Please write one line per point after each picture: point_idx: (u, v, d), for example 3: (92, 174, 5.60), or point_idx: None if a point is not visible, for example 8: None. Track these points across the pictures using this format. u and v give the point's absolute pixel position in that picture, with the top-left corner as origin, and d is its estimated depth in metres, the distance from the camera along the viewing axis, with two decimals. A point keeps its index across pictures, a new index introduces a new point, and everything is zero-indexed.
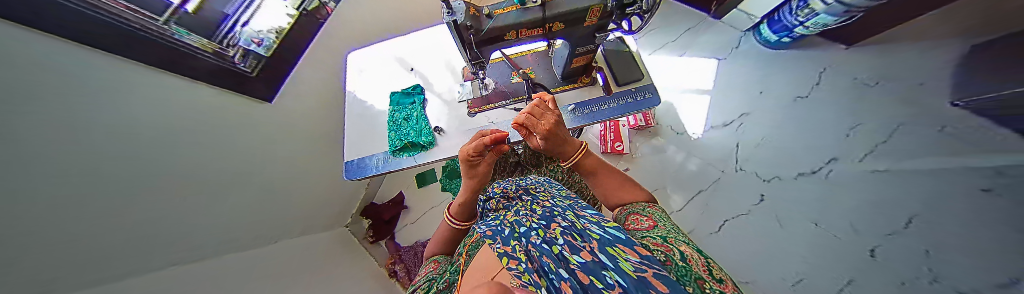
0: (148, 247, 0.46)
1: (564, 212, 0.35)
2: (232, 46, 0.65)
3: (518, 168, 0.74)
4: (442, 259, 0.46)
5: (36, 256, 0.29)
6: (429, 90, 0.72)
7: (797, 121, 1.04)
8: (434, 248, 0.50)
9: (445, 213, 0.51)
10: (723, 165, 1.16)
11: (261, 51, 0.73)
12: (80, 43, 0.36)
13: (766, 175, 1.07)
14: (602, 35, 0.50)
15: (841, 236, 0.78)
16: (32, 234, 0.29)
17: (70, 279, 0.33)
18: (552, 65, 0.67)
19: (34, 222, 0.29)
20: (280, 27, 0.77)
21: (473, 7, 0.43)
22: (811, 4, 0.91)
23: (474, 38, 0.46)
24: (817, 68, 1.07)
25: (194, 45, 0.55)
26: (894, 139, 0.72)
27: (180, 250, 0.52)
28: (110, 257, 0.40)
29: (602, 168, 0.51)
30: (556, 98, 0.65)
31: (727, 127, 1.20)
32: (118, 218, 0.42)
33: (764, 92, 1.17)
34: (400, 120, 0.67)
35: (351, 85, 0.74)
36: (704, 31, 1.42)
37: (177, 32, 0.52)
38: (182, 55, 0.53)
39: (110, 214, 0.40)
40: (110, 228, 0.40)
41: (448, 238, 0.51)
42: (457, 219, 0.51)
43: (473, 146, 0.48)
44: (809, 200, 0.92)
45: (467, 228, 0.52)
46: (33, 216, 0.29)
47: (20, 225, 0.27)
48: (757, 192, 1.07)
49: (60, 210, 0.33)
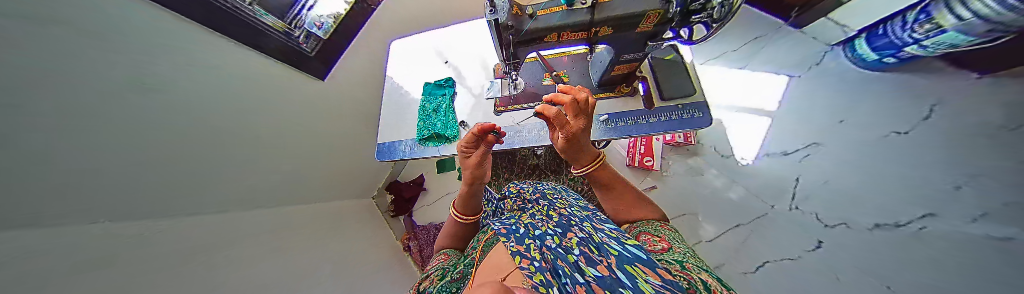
0: (200, 196, 0.53)
1: (581, 223, 0.33)
2: (299, 27, 0.73)
3: (536, 171, 0.74)
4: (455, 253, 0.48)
5: (99, 192, 0.35)
6: (460, 83, 0.73)
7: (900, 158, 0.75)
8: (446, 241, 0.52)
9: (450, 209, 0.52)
10: (775, 200, 0.99)
11: (321, 33, 0.82)
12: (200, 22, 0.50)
13: (830, 220, 0.84)
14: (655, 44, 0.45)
15: None
16: (102, 172, 0.35)
17: (134, 217, 0.39)
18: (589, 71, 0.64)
19: (104, 165, 0.35)
20: (337, 13, 0.85)
21: (517, 5, 0.41)
22: (935, 18, 0.69)
23: (512, 38, 0.45)
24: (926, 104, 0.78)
25: (268, 24, 0.65)
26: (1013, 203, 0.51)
27: (228, 197, 0.61)
28: (174, 198, 0.47)
29: (611, 182, 0.48)
30: None
31: (790, 156, 1.02)
32: (189, 169, 0.50)
33: (844, 122, 0.93)
34: (430, 111, 0.70)
35: (392, 72, 0.79)
36: (773, 42, 1.23)
37: (258, 12, 0.62)
38: (258, 32, 0.64)
39: (180, 166, 0.48)
40: (173, 173, 0.46)
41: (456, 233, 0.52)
42: (460, 214, 0.51)
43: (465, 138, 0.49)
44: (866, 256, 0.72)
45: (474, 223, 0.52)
46: (104, 159, 0.35)
47: (85, 162, 0.32)
48: (813, 238, 0.86)
49: (130, 159, 0.39)
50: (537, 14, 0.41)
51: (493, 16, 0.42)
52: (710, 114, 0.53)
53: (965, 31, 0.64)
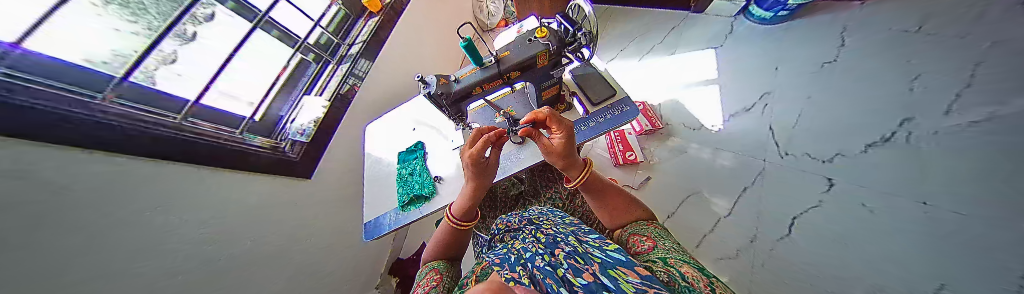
0: None
1: (566, 238, 0.33)
2: (283, 139, 0.81)
3: (521, 201, 0.70)
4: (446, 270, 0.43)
5: None
6: (430, 143, 0.80)
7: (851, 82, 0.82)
8: (437, 253, 0.48)
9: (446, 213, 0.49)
10: (762, 153, 0.94)
11: (302, 137, 0.86)
12: (208, 165, 0.56)
13: (824, 155, 0.77)
14: (558, 71, 0.54)
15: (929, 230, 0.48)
16: None
17: None
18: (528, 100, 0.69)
19: None
20: (315, 117, 0.91)
21: (442, 78, 0.51)
22: None
23: (446, 101, 0.53)
24: (840, 42, 0.94)
25: (257, 144, 0.72)
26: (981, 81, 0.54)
27: None
28: None
29: (595, 189, 0.48)
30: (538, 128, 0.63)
31: (751, 111, 1.03)
32: None
33: (780, 68, 1.05)
34: (407, 175, 0.74)
35: (373, 149, 0.85)
36: (686, 28, 1.44)
37: (248, 137, 0.71)
38: (252, 155, 0.68)
39: None
40: None
41: (450, 243, 0.49)
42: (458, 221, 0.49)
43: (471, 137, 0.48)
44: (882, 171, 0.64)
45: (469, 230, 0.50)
46: None
47: None
48: (822, 176, 0.75)
49: None
50: (458, 78, 0.52)
51: (424, 89, 0.50)
52: (635, 104, 0.60)
53: None
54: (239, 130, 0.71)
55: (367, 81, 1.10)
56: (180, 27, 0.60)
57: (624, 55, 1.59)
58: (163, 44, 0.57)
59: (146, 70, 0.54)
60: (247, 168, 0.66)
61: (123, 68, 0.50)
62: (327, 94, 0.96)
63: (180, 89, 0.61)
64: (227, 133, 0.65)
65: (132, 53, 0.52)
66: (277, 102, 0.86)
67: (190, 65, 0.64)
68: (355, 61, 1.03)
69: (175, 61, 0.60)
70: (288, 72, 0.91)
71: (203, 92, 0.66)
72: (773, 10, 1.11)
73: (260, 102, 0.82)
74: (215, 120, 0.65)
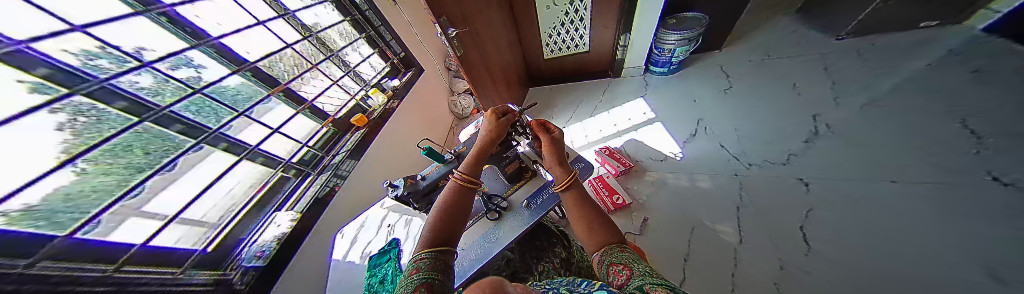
0: None
1: (558, 291, 0.30)
2: (235, 267, 0.71)
3: (513, 280, 0.55)
4: (439, 275, 0.26)
5: None
6: (406, 238, 0.71)
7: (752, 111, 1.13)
8: (431, 239, 0.33)
9: (457, 170, 0.45)
10: (732, 168, 0.99)
11: (260, 262, 0.74)
12: None
13: (776, 159, 0.94)
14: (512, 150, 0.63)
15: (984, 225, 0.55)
16: None
17: None
18: (495, 174, 0.68)
19: None
20: (281, 233, 0.82)
21: (409, 179, 0.59)
22: (666, 47, 1.36)
23: (414, 199, 0.59)
24: (725, 85, 1.33)
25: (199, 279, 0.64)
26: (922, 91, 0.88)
27: None
28: None
29: (582, 198, 0.45)
30: (509, 200, 0.60)
31: (696, 135, 1.16)
32: None
33: (697, 100, 1.32)
34: (378, 284, 0.58)
35: (338, 255, 0.74)
36: (618, 81, 1.69)
37: (190, 274, 0.63)
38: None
39: None
40: None
41: (447, 220, 0.36)
42: (464, 178, 0.44)
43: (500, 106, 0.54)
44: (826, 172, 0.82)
45: (472, 191, 0.43)
46: None
47: None
48: (796, 178, 0.86)
49: None
50: (425, 176, 0.61)
51: (392, 192, 0.57)
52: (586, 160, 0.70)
53: (683, 39, 1.29)
54: (180, 268, 0.63)
55: (349, 180, 1.08)
56: (165, 169, 0.64)
57: (584, 111, 1.61)
58: (140, 186, 0.60)
59: (99, 220, 0.52)
60: None
61: (72, 226, 0.48)
62: (301, 205, 0.92)
63: (128, 233, 0.57)
64: (160, 274, 0.58)
65: (97, 202, 0.53)
66: (240, 226, 0.79)
67: (157, 200, 0.64)
68: (341, 164, 1.08)
69: (142, 204, 0.61)
70: (264, 190, 0.90)
71: (154, 233, 0.61)
72: (665, 66, 1.49)
73: (220, 223, 0.76)
74: (150, 263, 0.58)
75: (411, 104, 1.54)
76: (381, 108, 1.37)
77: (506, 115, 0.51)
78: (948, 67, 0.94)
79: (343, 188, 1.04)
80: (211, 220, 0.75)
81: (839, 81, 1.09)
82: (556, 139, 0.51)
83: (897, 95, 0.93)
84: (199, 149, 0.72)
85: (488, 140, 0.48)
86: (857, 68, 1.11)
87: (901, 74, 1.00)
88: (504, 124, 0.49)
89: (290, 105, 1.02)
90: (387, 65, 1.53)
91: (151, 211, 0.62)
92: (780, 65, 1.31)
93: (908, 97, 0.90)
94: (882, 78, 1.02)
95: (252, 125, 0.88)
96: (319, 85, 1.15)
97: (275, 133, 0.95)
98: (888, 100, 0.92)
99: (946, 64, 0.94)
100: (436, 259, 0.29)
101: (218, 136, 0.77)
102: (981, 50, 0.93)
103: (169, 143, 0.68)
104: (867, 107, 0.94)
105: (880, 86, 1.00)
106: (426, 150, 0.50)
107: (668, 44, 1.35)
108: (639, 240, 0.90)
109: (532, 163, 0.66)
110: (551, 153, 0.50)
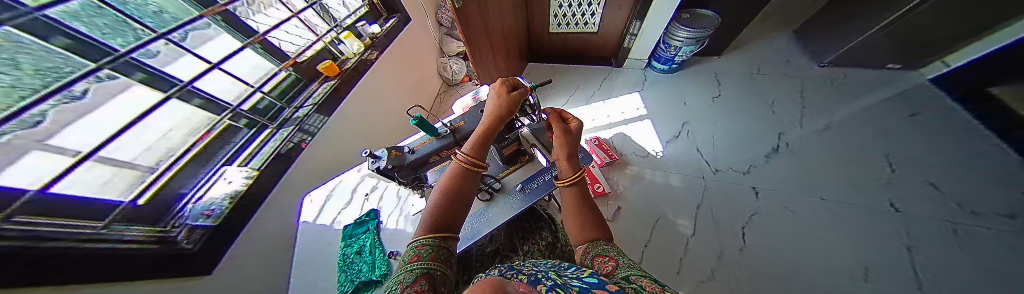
0: None
1: (544, 273, 0.23)
2: (179, 225, 0.61)
3: (497, 258, 0.58)
4: (438, 265, 0.27)
5: None
6: (384, 211, 0.67)
7: (734, 123, 1.21)
8: (434, 225, 0.33)
9: (459, 150, 0.41)
10: (700, 171, 1.08)
11: (209, 221, 0.65)
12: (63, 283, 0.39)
13: (740, 168, 1.05)
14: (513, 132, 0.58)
15: (863, 249, 0.77)
16: None
17: None
18: (490, 155, 0.65)
19: None
20: (234, 191, 0.72)
21: (394, 150, 0.53)
22: (672, 43, 1.32)
23: (398, 172, 0.54)
24: (715, 93, 1.38)
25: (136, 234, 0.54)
26: (864, 132, 1.05)
27: None
28: None
29: (580, 198, 0.44)
30: (502, 183, 0.59)
31: (679, 137, 1.22)
32: None
33: (687, 103, 1.36)
34: (354, 254, 0.57)
35: (306, 218, 0.69)
36: (619, 71, 1.65)
37: (121, 229, 0.52)
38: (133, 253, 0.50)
39: None
40: None
41: (450, 207, 0.36)
42: (468, 159, 0.40)
43: (512, 79, 0.48)
44: (774, 188, 0.96)
45: (475, 173, 0.41)
46: None
47: None
48: (750, 186, 0.99)
49: None
50: (413, 149, 0.55)
51: (374, 163, 0.51)
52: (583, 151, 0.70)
53: (692, 37, 1.25)
54: (102, 223, 0.50)
55: (318, 137, 0.97)
56: (66, 94, 0.47)
57: (579, 97, 1.58)
58: (24, 114, 0.41)
59: None
60: (136, 274, 0.49)
61: None
62: (257, 161, 0.81)
63: (23, 175, 0.41)
64: (83, 230, 0.46)
65: None
66: (180, 176, 0.67)
67: (71, 134, 0.49)
68: (306, 117, 0.94)
69: (47, 136, 0.45)
70: (208, 139, 0.75)
71: (60, 177, 0.46)
72: (668, 63, 1.47)
73: (159, 167, 0.64)
74: (51, 214, 0.43)
75: (395, 60, 1.35)
76: (357, 58, 1.17)
77: (517, 91, 0.46)
78: (887, 110, 1.10)
79: (311, 146, 0.95)
80: (144, 163, 0.62)
81: (810, 104, 1.19)
82: (572, 132, 0.48)
83: (846, 128, 1.08)
84: (106, 81, 0.54)
85: (498, 116, 0.43)
86: (828, 94, 1.22)
87: (856, 107, 1.14)
88: (513, 100, 0.43)
89: (234, 36, 0.80)
90: (364, 5, 1.26)
91: (60, 145, 0.47)
92: (768, 80, 1.37)
93: (851, 132, 1.06)
94: (841, 109, 1.15)
95: (183, 57, 0.68)
96: (274, 16, 0.91)
97: (216, 69, 0.75)
98: (837, 133, 1.08)
99: (886, 107, 1.11)
100: (437, 246, 0.30)
101: (127, 62, 0.56)
102: (917, 99, 1.09)
103: (63, 64, 0.47)
104: (820, 135, 1.08)
105: (838, 115, 1.13)
106: (419, 120, 0.44)
107: (675, 41, 1.31)
108: (610, 227, 0.98)
109: (530, 146, 0.65)
110: (560, 145, 0.48)
